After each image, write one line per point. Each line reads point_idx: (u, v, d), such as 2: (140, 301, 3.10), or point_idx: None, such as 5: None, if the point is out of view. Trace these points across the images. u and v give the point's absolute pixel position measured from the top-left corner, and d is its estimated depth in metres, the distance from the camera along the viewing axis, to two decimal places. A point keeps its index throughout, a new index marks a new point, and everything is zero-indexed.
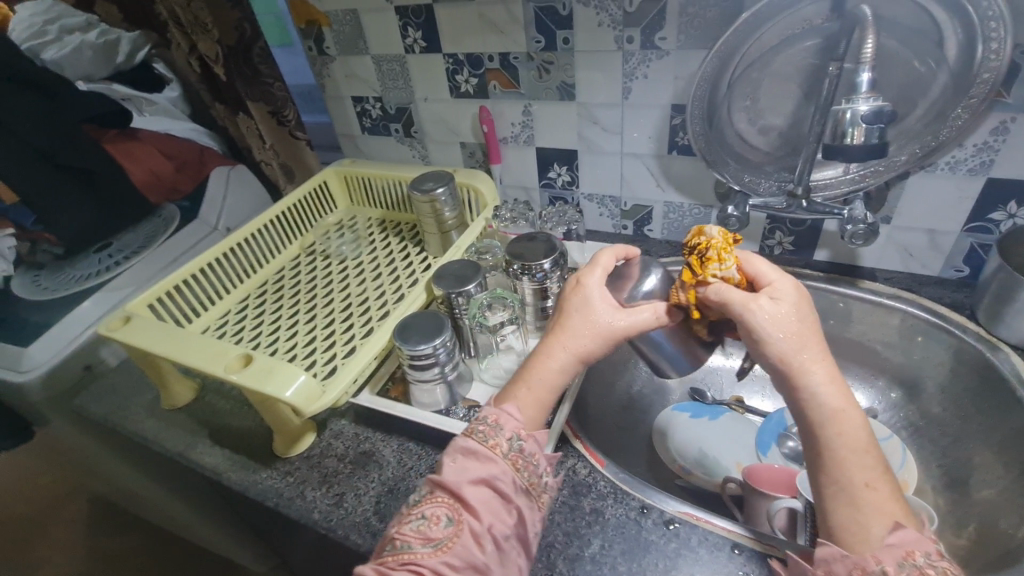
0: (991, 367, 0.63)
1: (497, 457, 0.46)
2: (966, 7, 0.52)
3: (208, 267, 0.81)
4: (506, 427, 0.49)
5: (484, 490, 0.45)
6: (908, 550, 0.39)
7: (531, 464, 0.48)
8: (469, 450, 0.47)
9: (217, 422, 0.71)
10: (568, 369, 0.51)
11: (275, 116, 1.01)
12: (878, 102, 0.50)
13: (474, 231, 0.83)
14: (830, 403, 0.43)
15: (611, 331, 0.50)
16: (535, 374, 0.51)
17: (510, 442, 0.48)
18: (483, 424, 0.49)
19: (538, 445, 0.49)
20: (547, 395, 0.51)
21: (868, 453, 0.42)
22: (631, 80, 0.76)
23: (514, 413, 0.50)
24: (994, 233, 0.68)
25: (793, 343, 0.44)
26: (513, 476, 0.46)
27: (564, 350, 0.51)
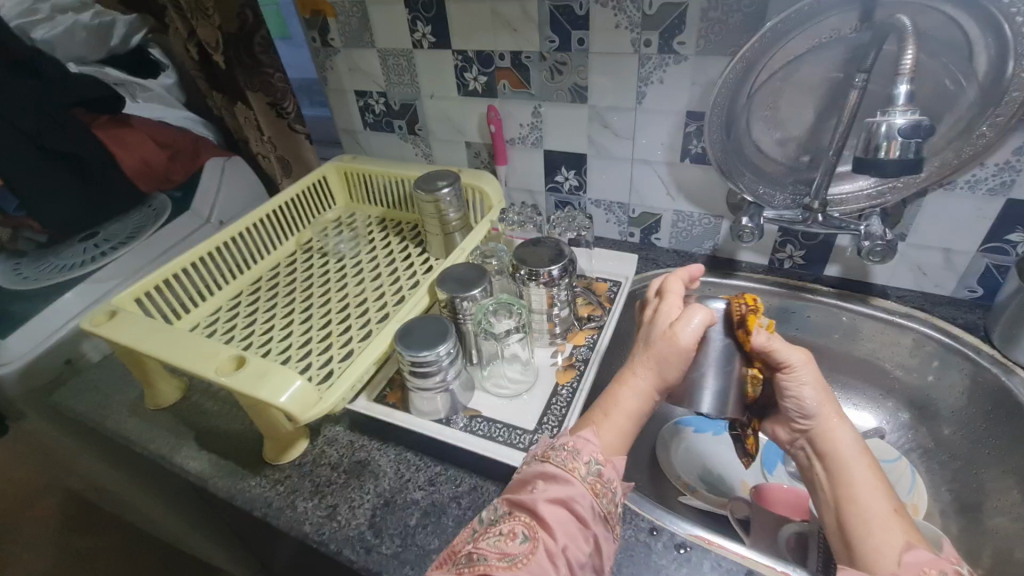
0: (1006, 392, 0.62)
1: (576, 480, 0.43)
2: (1000, 22, 0.51)
3: (200, 259, 0.77)
4: (585, 452, 0.45)
5: (562, 513, 0.41)
6: (923, 568, 0.39)
7: (610, 491, 0.45)
8: (548, 473, 0.44)
9: (204, 424, 0.68)
10: (645, 397, 0.50)
11: (274, 108, 0.98)
12: (916, 115, 0.48)
13: (479, 233, 0.80)
14: (852, 451, 0.49)
15: (673, 338, 0.49)
16: (612, 404, 0.50)
17: (588, 466, 0.45)
18: (563, 449, 0.46)
19: (617, 472, 0.46)
20: (626, 421, 0.49)
21: (887, 491, 0.46)
22: (646, 85, 0.74)
23: (591, 439, 0.47)
24: (1010, 254, 0.67)
25: (827, 395, 0.51)
26: (592, 502, 0.43)
27: (638, 378, 0.51)
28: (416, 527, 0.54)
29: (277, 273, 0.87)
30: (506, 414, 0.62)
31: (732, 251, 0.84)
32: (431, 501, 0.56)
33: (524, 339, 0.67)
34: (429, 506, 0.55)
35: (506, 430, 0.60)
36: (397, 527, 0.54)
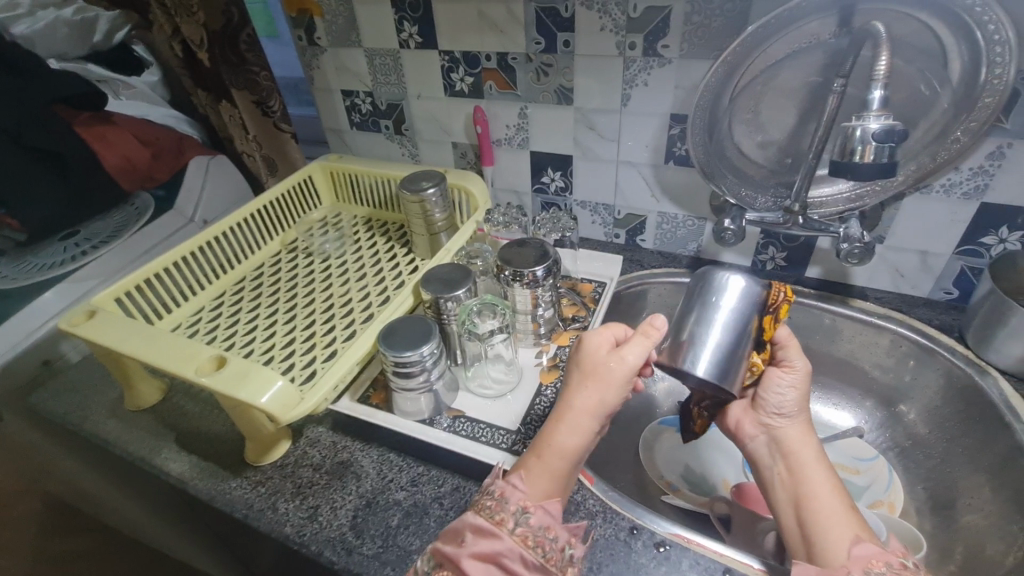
0: (979, 391, 0.63)
1: (503, 533, 0.43)
2: (972, 30, 0.52)
3: (183, 259, 0.77)
4: (511, 499, 0.45)
5: (489, 569, 0.41)
6: (870, 560, 0.41)
7: (544, 541, 0.43)
8: (476, 526, 0.43)
9: (185, 426, 0.67)
10: (583, 429, 0.48)
11: (260, 107, 0.97)
12: (889, 120, 0.49)
13: (465, 234, 0.80)
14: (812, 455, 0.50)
15: (612, 372, 0.48)
16: (546, 444, 0.48)
17: (516, 517, 0.44)
18: (491, 497, 0.46)
19: (550, 517, 0.45)
20: (558, 461, 0.48)
21: (842, 493, 0.47)
22: (631, 88, 0.75)
23: (519, 484, 0.46)
24: (984, 256, 0.69)
25: (806, 405, 0.53)
26: (523, 552, 0.42)
27: (573, 413, 0.49)
28: (398, 528, 0.54)
29: (261, 272, 0.86)
30: (489, 414, 0.63)
31: (716, 252, 0.85)
32: (413, 502, 0.56)
33: (508, 339, 0.67)
34: (411, 507, 0.55)
35: (488, 430, 0.61)
36: (379, 528, 0.54)
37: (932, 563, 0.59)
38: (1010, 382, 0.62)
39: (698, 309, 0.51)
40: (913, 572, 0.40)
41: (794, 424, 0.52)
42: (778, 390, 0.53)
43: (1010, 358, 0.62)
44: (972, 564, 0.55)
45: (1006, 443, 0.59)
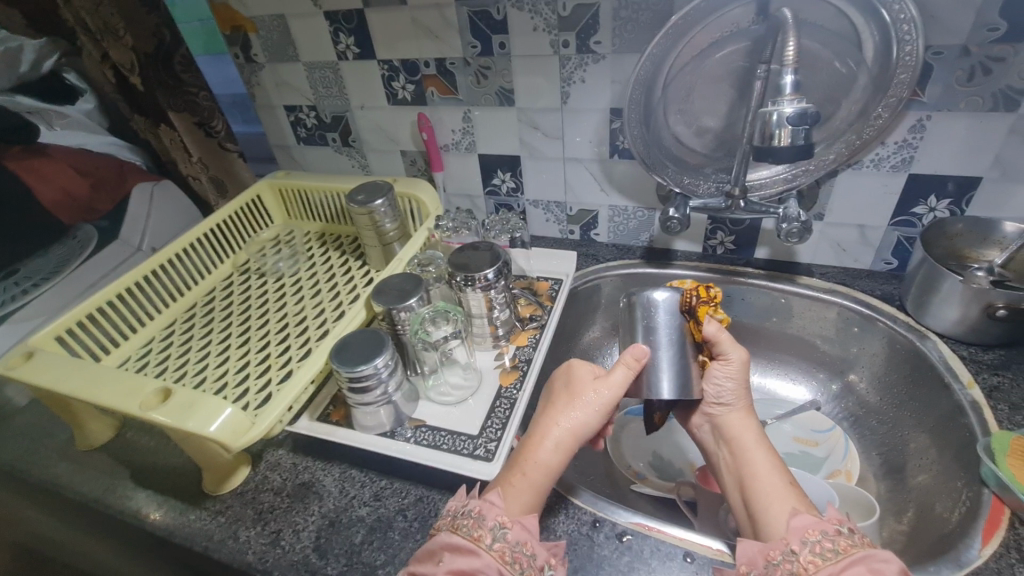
0: (920, 356, 0.66)
1: (480, 550, 0.43)
2: (880, 10, 0.54)
3: (127, 290, 0.74)
4: (488, 516, 0.45)
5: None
6: (806, 530, 0.42)
7: (523, 556, 0.43)
8: (454, 545, 0.43)
9: (141, 461, 0.65)
10: (563, 448, 0.50)
11: (202, 128, 0.96)
12: (802, 103, 0.51)
13: (416, 242, 0.80)
14: (754, 437, 0.53)
15: (599, 398, 0.52)
16: (528, 460, 0.49)
17: (493, 532, 0.44)
18: (468, 517, 0.45)
19: (527, 532, 0.45)
20: (541, 477, 0.48)
21: (783, 469, 0.49)
22: (569, 85, 0.75)
23: (496, 501, 0.46)
24: (917, 226, 0.71)
25: (746, 390, 0.55)
26: (500, 568, 0.42)
27: (557, 430, 0.51)
28: (362, 544, 0.53)
29: (213, 297, 0.85)
30: (451, 422, 0.62)
31: (667, 241, 0.87)
32: (377, 517, 0.56)
33: (463, 344, 0.68)
34: (375, 522, 0.55)
35: (450, 437, 0.61)
36: (343, 547, 0.53)
37: (888, 525, 0.61)
38: (949, 344, 0.65)
39: (645, 334, 0.53)
40: (849, 537, 0.41)
41: (736, 411, 0.55)
42: (716, 382, 0.54)
43: (946, 322, 0.65)
44: (922, 523, 0.57)
45: (947, 404, 0.61)
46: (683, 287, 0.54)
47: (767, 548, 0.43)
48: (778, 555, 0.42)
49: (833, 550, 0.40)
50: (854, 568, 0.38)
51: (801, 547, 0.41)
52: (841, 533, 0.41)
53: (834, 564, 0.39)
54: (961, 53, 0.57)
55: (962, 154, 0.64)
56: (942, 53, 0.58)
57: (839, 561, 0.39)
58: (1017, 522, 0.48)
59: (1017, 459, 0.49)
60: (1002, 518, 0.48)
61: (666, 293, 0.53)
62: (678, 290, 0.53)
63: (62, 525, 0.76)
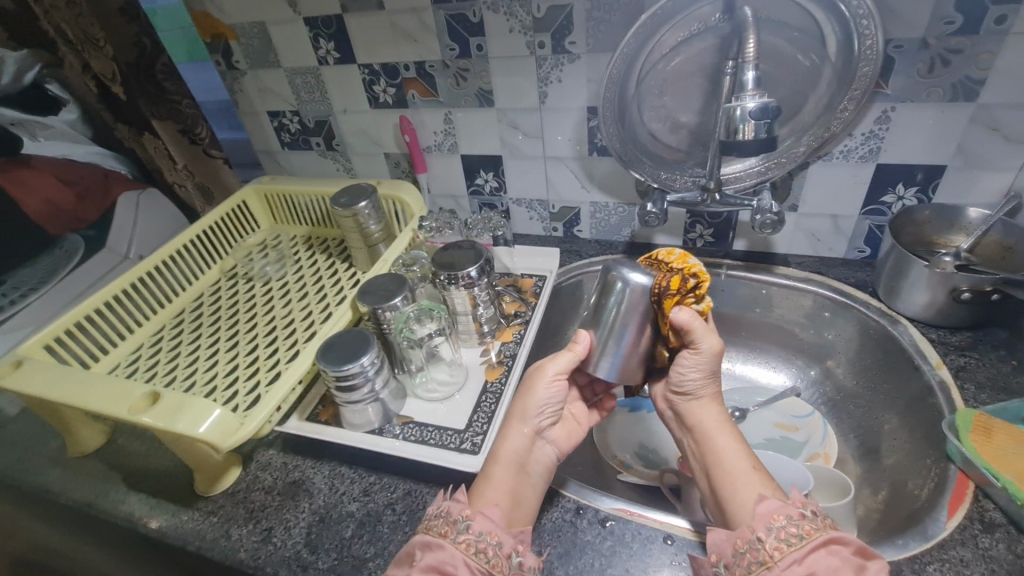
0: (892, 340, 0.68)
1: (447, 543, 0.44)
2: (839, 7, 0.56)
3: (115, 298, 0.75)
4: (453, 512, 0.47)
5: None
6: (773, 516, 0.43)
7: (489, 545, 0.45)
8: (423, 542, 0.45)
9: (133, 465, 0.66)
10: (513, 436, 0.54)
11: (186, 135, 0.97)
12: (764, 98, 0.52)
13: (401, 243, 0.81)
14: (719, 423, 0.54)
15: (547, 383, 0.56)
16: (492, 461, 0.52)
17: (457, 526, 0.46)
18: (438, 516, 0.47)
19: (492, 522, 0.46)
20: (504, 473, 0.51)
21: (748, 454, 0.50)
22: (547, 85, 0.77)
23: (460, 497, 0.48)
24: (887, 214, 0.73)
25: (712, 378, 0.56)
26: (466, 559, 0.43)
27: (513, 421, 0.55)
28: (352, 538, 0.54)
29: (202, 302, 0.86)
30: (438, 417, 0.64)
31: (648, 236, 0.88)
32: (366, 511, 0.57)
33: (448, 341, 0.69)
34: (364, 516, 0.56)
35: (437, 432, 0.62)
36: (333, 541, 0.54)
37: (864, 503, 0.63)
38: (919, 328, 0.67)
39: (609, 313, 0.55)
40: (812, 520, 0.42)
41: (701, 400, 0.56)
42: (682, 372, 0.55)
43: (915, 306, 0.67)
44: (895, 500, 0.59)
45: (917, 385, 0.63)
46: (663, 270, 0.54)
47: (734, 535, 0.44)
48: (745, 543, 0.43)
49: (798, 535, 0.41)
50: (818, 553, 0.40)
51: (766, 533, 0.42)
52: (805, 517, 0.42)
53: (798, 550, 0.40)
54: (920, 46, 0.60)
55: (926, 143, 0.66)
56: (903, 46, 0.60)
57: (804, 545, 0.40)
58: (981, 494, 0.50)
59: (981, 436, 0.52)
60: (967, 490, 0.51)
61: (640, 276, 0.54)
62: (654, 276, 0.54)
63: (54, 530, 0.77)
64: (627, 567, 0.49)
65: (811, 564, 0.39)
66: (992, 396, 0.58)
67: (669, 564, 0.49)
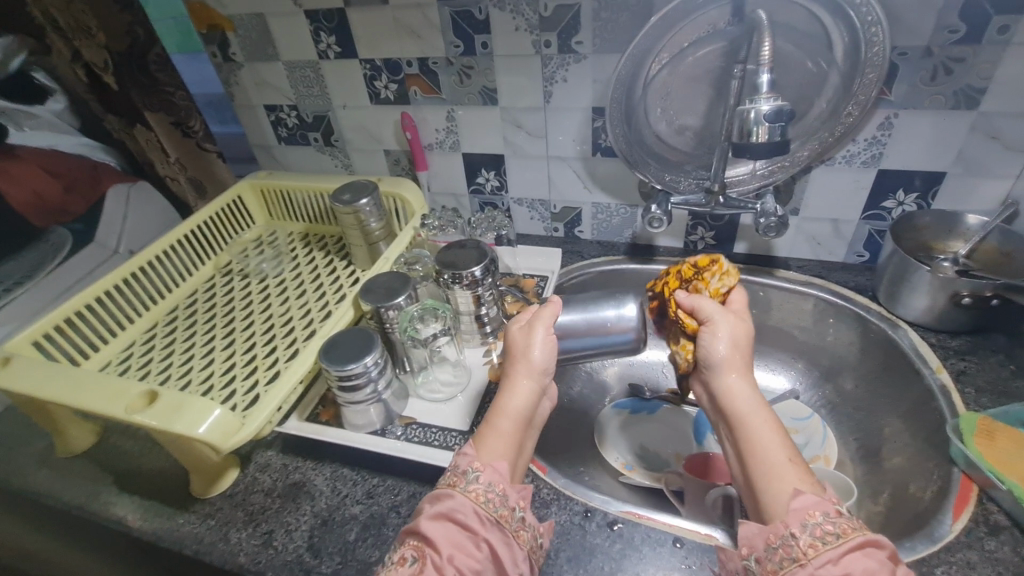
0: (893, 344, 0.69)
1: (456, 492, 0.44)
2: (848, 13, 0.57)
3: (107, 293, 0.73)
4: (461, 464, 0.47)
5: (444, 526, 0.42)
6: (808, 512, 0.41)
7: (496, 495, 0.44)
8: (433, 495, 0.45)
9: (125, 466, 0.64)
10: (522, 391, 0.52)
11: (179, 127, 0.94)
12: (778, 101, 0.52)
13: (403, 240, 0.80)
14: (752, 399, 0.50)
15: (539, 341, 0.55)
16: (500, 415, 0.51)
17: (467, 476, 0.45)
18: (447, 470, 0.47)
19: (498, 473, 0.46)
20: (507, 424, 0.50)
21: (784, 440, 0.47)
22: (552, 84, 0.77)
23: (468, 452, 0.48)
24: (887, 219, 0.74)
25: (741, 354, 0.52)
26: (475, 508, 0.43)
27: (520, 378, 0.53)
28: (356, 541, 0.53)
29: (196, 299, 0.84)
30: (442, 418, 0.63)
31: (650, 237, 0.88)
32: (370, 514, 0.56)
33: (452, 341, 0.68)
34: (368, 519, 0.55)
35: (441, 433, 0.61)
36: (337, 545, 0.53)
37: (865, 506, 0.64)
38: (918, 332, 0.68)
39: (587, 317, 0.62)
40: (849, 518, 0.41)
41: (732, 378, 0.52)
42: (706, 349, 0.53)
43: (916, 310, 0.68)
44: (897, 503, 0.60)
45: (918, 389, 0.64)
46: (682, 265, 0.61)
47: (767, 531, 0.42)
48: (778, 539, 0.41)
49: (833, 532, 0.40)
50: (854, 552, 0.39)
51: (800, 530, 0.40)
52: (840, 515, 0.41)
53: (834, 548, 0.39)
54: (924, 54, 0.60)
55: (927, 150, 0.67)
56: (907, 53, 0.61)
57: (840, 544, 0.39)
58: (985, 497, 0.51)
59: (984, 439, 0.53)
60: (971, 493, 0.51)
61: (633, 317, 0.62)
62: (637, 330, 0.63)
63: (38, 533, 0.75)
64: (638, 571, 0.49)
65: (846, 565, 0.38)
66: (992, 400, 0.59)
67: (680, 566, 0.48)
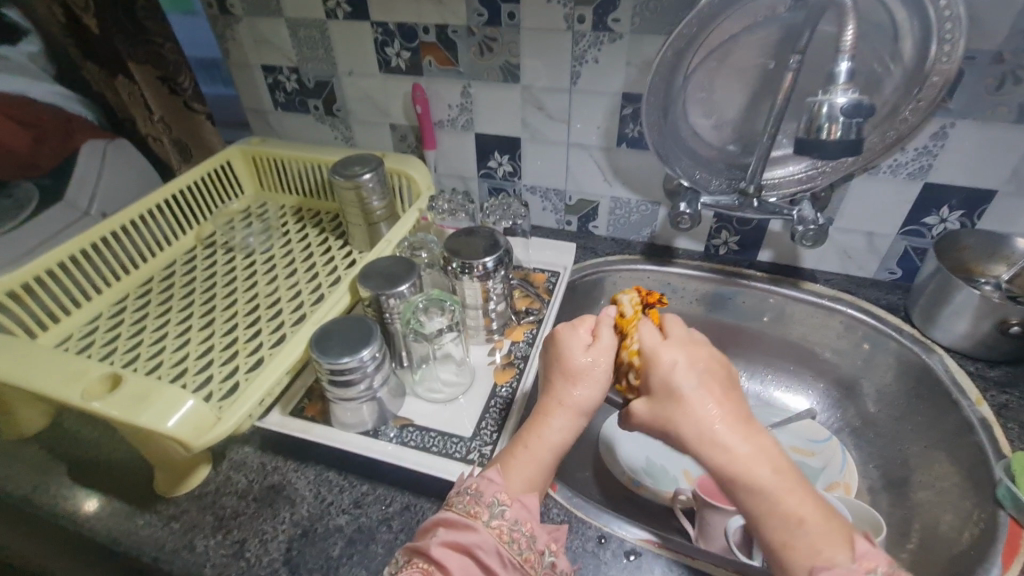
0: (927, 370, 0.65)
1: (477, 525, 0.40)
2: (925, 7, 0.51)
3: (72, 260, 0.66)
4: (487, 492, 0.42)
5: (461, 559, 0.38)
6: None
7: (522, 535, 0.40)
8: (449, 520, 0.41)
9: (81, 456, 0.57)
10: (567, 428, 0.45)
11: (167, 83, 0.86)
12: (856, 94, 0.48)
13: (406, 223, 0.74)
14: (734, 458, 0.38)
15: (600, 365, 0.46)
16: (539, 443, 0.45)
17: (491, 509, 0.41)
18: (466, 493, 0.42)
19: (529, 512, 0.41)
20: (546, 454, 0.44)
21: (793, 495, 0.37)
22: (580, 65, 0.70)
23: (496, 477, 0.43)
24: (926, 236, 0.70)
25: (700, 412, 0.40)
26: (498, 547, 0.39)
27: (562, 408, 0.45)
28: (340, 558, 0.47)
29: (173, 271, 0.76)
30: (442, 422, 0.57)
31: (669, 238, 0.83)
32: (357, 527, 0.50)
33: (457, 337, 0.62)
34: (355, 532, 0.49)
35: (440, 438, 0.55)
36: (318, 561, 0.47)
37: (891, 541, 0.60)
38: (955, 359, 0.64)
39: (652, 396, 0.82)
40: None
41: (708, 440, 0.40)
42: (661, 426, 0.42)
43: (955, 335, 0.64)
44: (928, 541, 0.56)
45: (954, 420, 0.60)
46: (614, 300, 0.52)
47: None
48: None
49: None
50: None
51: None
52: None
53: None
54: (994, 59, 0.55)
55: (981, 165, 0.62)
56: (976, 58, 0.56)
57: None
58: None
59: None
60: (1021, 541, 0.47)
61: None
62: None
63: None
64: None
65: None
66: None
67: None
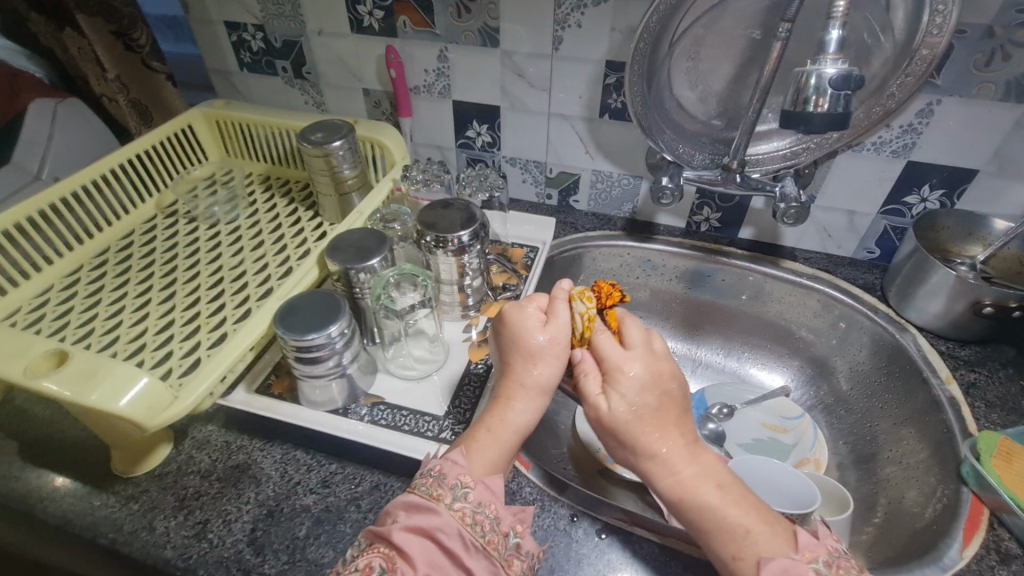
0: (899, 349, 0.65)
1: (439, 508, 0.39)
2: None
3: (17, 227, 0.61)
4: (449, 475, 0.41)
5: (422, 544, 0.38)
6: None
7: (485, 518, 0.40)
8: (411, 503, 0.40)
9: (35, 435, 0.55)
10: (532, 409, 0.46)
11: (121, 39, 0.78)
12: (845, 65, 0.47)
13: (380, 194, 0.71)
14: (678, 482, 0.41)
15: (557, 342, 0.46)
16: (503, 425, 0.45)
17: (454, 492, 0.40)
18: (428, 475, 0.41)
19: (491, 493, 0.41)
20: (510, 436, 0.44)
21: (730, 519, 0.39)
22: (563, 29, 0.67)
23: (458, 459, 0.42)
24: (906, 216, 0.70)
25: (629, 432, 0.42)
26: (461, 530, 0.39)
27: (525, 390, 0.46)
28: (307, 539, 0.46)
29: (131, 241, 0.72)
30: (414, 400, 0.56)
31: (651, 213, 0.81)
32: (325, 507, 0.48)
33: (431, 313, 0.61)
34: (322, 513, 0.48)
35: (413, 417, 0.54)
36: (284, 541, 0.46)
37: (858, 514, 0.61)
38: (927, 338, 0.65)
39: None
40: None
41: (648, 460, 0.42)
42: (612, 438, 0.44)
43: (928, 315, 0.64)
44: (893, 515, 0.57)
45: (923, 398, 0.61)
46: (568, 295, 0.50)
47: None
48: None
49: None
50: None
51: None
52: None
53: None
54: (985, 34, 0.54)
55: (964, 144, 0.61)
56: (966, 32, 0.54)
57: None
58: (996, 521, 0.48)
59: (1002, 461, 0.49)
60: (982, 517, 0.48)
61: None
62: None
63: None
64: None
65: None
66: (1002, 417, 0.56)
67: None
